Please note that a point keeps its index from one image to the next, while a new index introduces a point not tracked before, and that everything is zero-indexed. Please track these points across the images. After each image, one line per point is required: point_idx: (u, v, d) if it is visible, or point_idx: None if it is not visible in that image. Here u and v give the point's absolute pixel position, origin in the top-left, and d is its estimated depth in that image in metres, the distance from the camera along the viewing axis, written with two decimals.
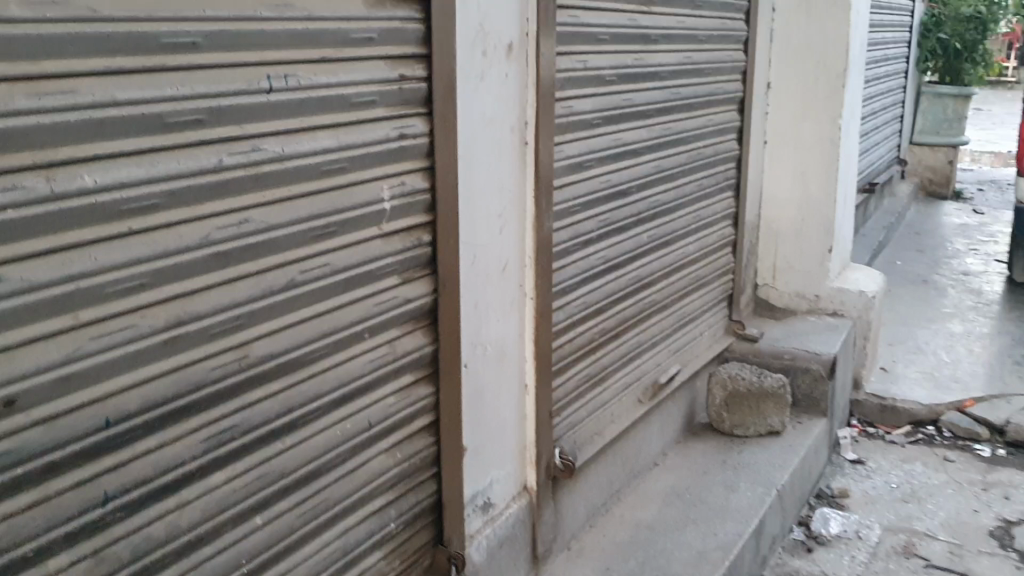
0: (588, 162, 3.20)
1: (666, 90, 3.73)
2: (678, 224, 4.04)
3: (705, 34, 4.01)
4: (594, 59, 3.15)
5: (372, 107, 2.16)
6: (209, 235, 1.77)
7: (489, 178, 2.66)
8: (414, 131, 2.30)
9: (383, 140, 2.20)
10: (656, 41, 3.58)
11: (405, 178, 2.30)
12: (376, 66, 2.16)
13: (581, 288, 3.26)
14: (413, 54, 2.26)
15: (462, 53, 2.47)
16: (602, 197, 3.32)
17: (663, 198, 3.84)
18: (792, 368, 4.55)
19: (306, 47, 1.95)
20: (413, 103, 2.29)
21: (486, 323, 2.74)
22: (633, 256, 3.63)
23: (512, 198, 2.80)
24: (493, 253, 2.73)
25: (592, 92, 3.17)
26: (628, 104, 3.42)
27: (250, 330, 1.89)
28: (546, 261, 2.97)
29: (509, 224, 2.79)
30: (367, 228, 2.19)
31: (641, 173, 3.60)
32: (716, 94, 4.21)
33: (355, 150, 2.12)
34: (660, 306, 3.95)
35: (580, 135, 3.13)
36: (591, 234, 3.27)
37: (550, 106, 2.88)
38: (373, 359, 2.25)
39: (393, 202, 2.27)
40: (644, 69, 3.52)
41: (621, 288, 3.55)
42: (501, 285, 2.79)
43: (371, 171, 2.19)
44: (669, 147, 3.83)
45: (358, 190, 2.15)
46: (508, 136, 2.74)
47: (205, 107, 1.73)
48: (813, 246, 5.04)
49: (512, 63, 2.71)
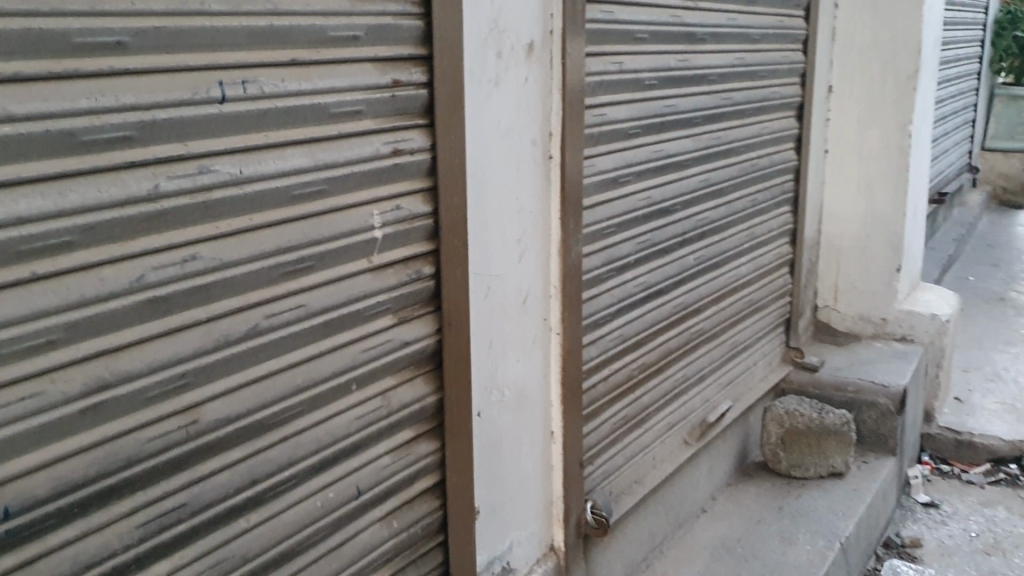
0: (626, 177, 2.83)
1: (715, 95, 3.35)
2: (730, 243, 3.65)
3: (760, 32, 3.61)
4: (632, 60, 2.79)
5: (356, 118, 1.83)
6: (142, 277, 1.43)
7: (505, 200, 2.32)
8: (411, 146, 1.96)
9: (372, 158, 1.87)
10: (703, 40, 3.20)
11: (400, 202, 1.97)
12: (361, 71, 1.83)
13: (617, 319, 2.90)
14: (408, 55, 1.93)
15: (473, 55, 2.13)
16: (641, 216, 2.95)
17: (712, 216, 3.46)
18: (856, 403, 4.11)
19: (270, 47, 1.62)
20: (409, 113, 1.95)
21: (503, 365, 2.39)
22: (678, 281, 3.26)
23: (535, 220, 2.44)
24: (512, 285, 2.39)
25: (629, 98, 2.80)
26: (671, 111, 3.05)
27: (202, 390, 1.56)
28: (576, 291, 2.61)
29: (530, 251, 2.44)
30: (354, 261, 1.86)
31: (687, 188, 3.23)
32: (773, 99, 3.81)
33: (335, 169, 1.79)
34: (709, 335, 3.56)
35: (616, 147, 2.77)
36: (629, 257, 2.91)
37: (579, 114, 2.52)
38: (364, 415, 1.91)
39: (387, 229, 1.93)
40: (691, 72, 3.14)
41: (664, 317, 3.17)
42: (520, 320, 2.44)
43: (356, 194, 1.85)
44: (719, 158, 3.45)
45: (340, 216, 1.81)
46: (529, 150, 2.39)
47: (135, 122, 1.40)
48: (878, 265, 4.61)
49: (534, 66, 2.36)
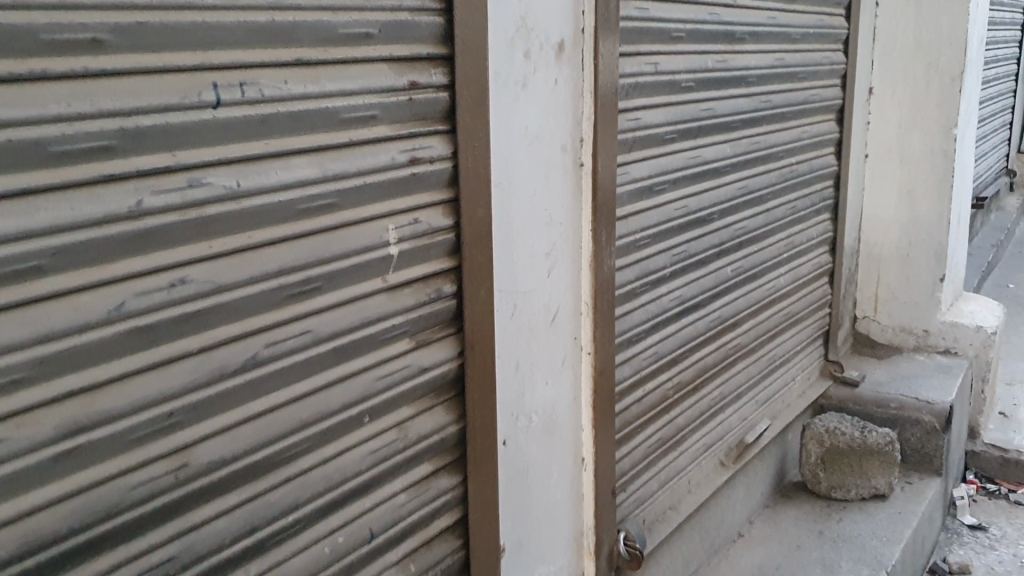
0: (660, 185, 2.66)
1: (754, 98, 3.17)
2: (768, 253, 3.46)
3: (800, 31, 3.43)
4: (668, 61, 2.61)
5: (370, 124, 1.67)
6: (124, 304, 1.28)
7: (533, 211, 2.15)
8: (430, 154, 1.80)
9: (386, 167, 1.71)
10: (742, 39, 3.02)
11: (419, 215, 1.80)
12: (375, 72, 1.67)
13: (652, 336, 2.72)
14: (426, 55, 1.77)
15: (499, 55, 1.96)
16: (677, 226, 2.77)
17: (750, 225, 3.28)
18: (899, 420, 3.87)
19: (272, 46, 1.46)
20: (429, 118, 1.79)
21: (531, 388, 2.21)
22: (715, 294, 3.07)
23: (565, 232, 2.27)
24: (540, 302, 2.22)
25: (664, 101, 2.62)
26: (708, 115, 2.87)
27: (192, 429, 1.40)
28: (608, 308, 2.43)
29: (560, 265, 2.27)
30: (368, 281, 1.70)
31: (724, 196, 3.04)
32: (812, 101, 3.62)
33: (346, 180, 1.63)
34: (746, 350, 3.37)
35: (650, 153, 2.59)
36: (664, 270, 2.73)
37: (612, 118, 2.35)
38: (378, 449, 1.75)
39: (404, 245, 1.77)
40: (728, 73, 2.96)
41: (700, 333, 2.99)
42: (550, 339, 2.26)
43: (370, 207, 1.69)
44: (757, 164, 3.27)
45: (353, 231, 1.65)
46: (559, 158, 2.21)
47: (114, 130, 1.24)
48: (921, 274, 4.40)
49: (565, 67, 2.19)
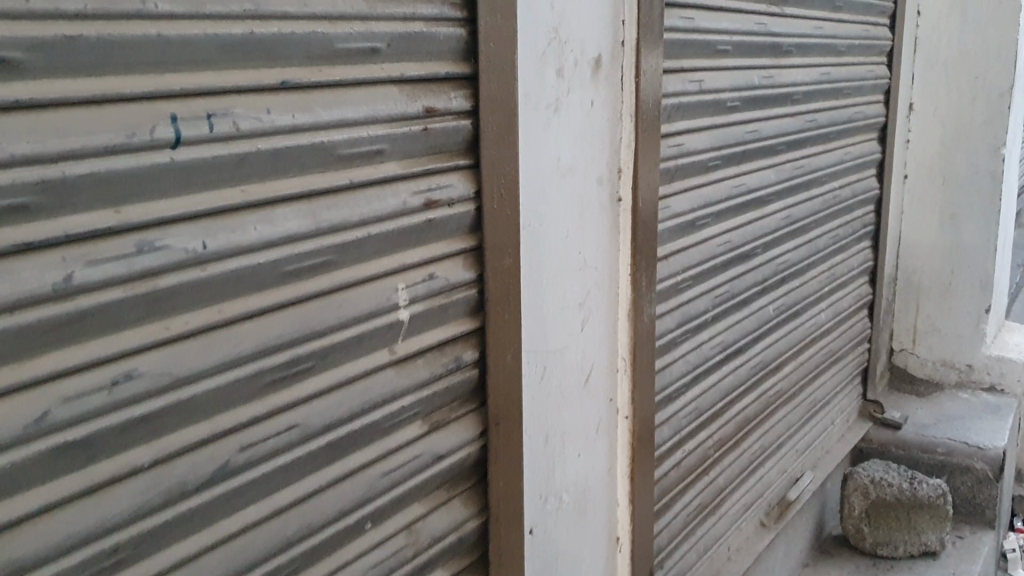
0: (703, 218, 2.33)
1: (799, 117, 2.85)
2: (810, 288, 3.14)
3: (846, 43, 3.11)
4: (713, 78, 2.29)
5: (375, 160, 1.35)
6: (47, 415, 0.98)
7: (565, 256, 1.82)
8: (448, 195, 1.48)
9: (396, 213, 1.38)
10: (788, 52, 2.71)
11: (435, 268, 1.47)
12: (383, 96, 1.35)
13: (692, 390, 2.40)
14: (445, 74, 1.45)
15: (529, 73, 1.64)
16: (719, 264, 2.45)
17: (793, 257, 2.96)
18: (948, 467, 3.57)
19: (246, 67, 1.15)
20: (447, 151, 1.47)
21: (562, 463, 1.89)
22: (756, 337, 2.75)
23: (600, 279, 1.95)
24: (572, 362, 1.89)
25: (708, 123, 2.30)
26: (754, 138, 2.55)
27: (137, 566, 1.10)
28: (648, 363, 2.11)
29: (595, 317, 1.95)
30: (372, 355, 1.37)
31: (768, 228, 2.72)
32: (857, 120, 3.30)
33: (345, 232, 1.30)
34: (788, 396, 3.05)
35: (692, 183, 2.27)
36: (705, 314, 2.40)
37: (654, 144, 2.02)
38: (382, 560, 1.43)
39: (417, 307, 1.44)
40: (774, 90, 2.65)
41: (742, 381, 2.67)
42: (583, 403, 1.94)
43: (376, 263, 1.37)
44: (801, 191, 2.95)
45: (354, 294, 1.33)
46: (595, 192, 1.89)
47: (33, 182, 0.94)
48: (963, 306, 4.06)
49: (601, 86, 1.87)
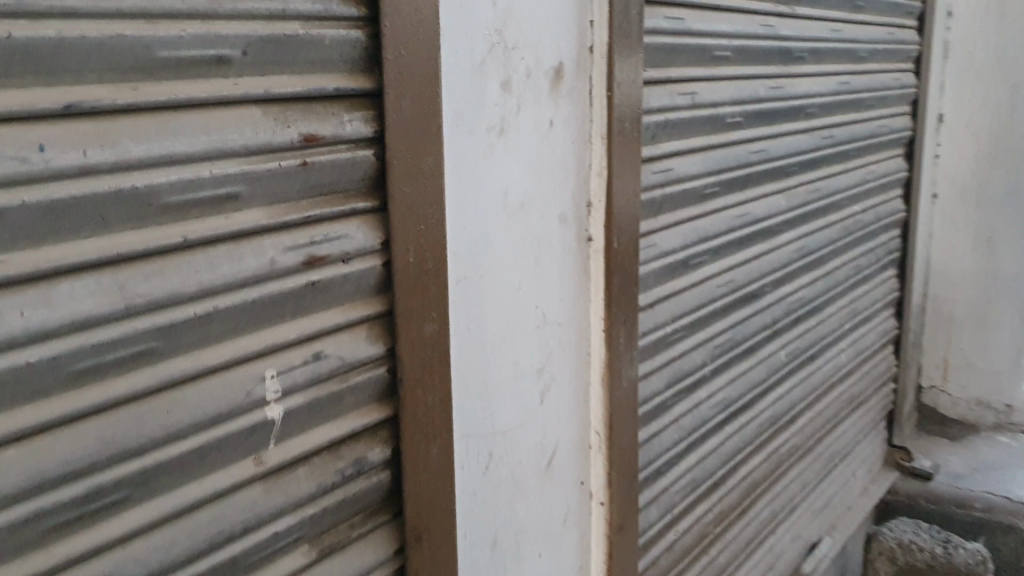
0: (698, 256, 1.97)
1: (814, 133, 2.48)
2: (828, 327, 2.77)
3: (868, 47, 2.73)
4: (708, 89, 1.93)
5: (227, 209, 0.98)
6: None
7: (517, 314, 1.45)
8: (341, 249, 1.11)
9: (259, 277, 1.02)
10: (801, 58, 2.34)
11: (324, 345, 1.12)
12: (238, 122, 0.98)
13: (684, 460, 2.05)
14: (336, 90, 1.08)
15: (461, 87, 1.28)
16: (720, 308, 2.09)
17: (808, 294, 2.59)
18: (987, 526, 3.18)
19: (4, 86, 0.79)
20: (338, 191, 1.11)
21: (518, 568, 1.54)
22: (764, 389, 2.39)
23: (564, 338, 1.58)
24: (528, 443, 1.52)
25: (704, 144, 1.94)
26: (760, 158, 2.19)
27: None
28: (629, 435, 1.75)
29: (558, 385, 1.58)
30: (225, 470, 1.03)
31: (778, 263, 2.36)
32: (881, 134, 2.93)
33: (175, 308, 0.94)
34: (799, 453, 2.70)
35: (685, 216, 1.91)
36: (703, 369, 2.05)
37: (634, 171, 1.65)
38: None
39: (294, 401, 1.09)
40: (784, 103, 2.28)
41: (745, 443, 2.32)
42: (545, 492, 1.59)
43: (230, 345, 1.01)
44: (818, 217, 2.59)
45: (190, 392, 0.97)
46: (556, 233, 1.53)
47: None
48: (1002, 339, 3.66)
49: (564, 102, 1.50)
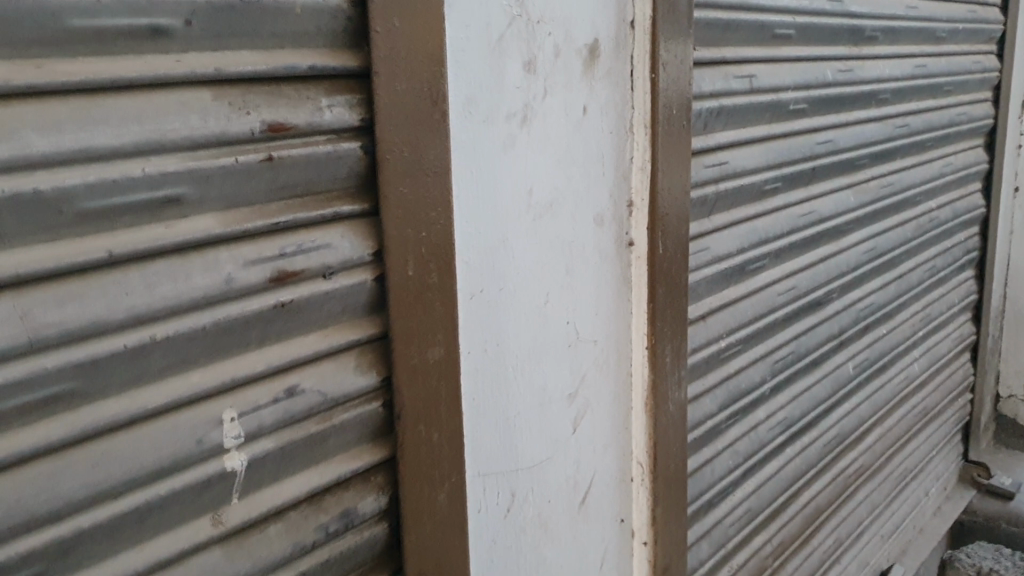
0: (758, 261, 1.75)
1: (887, 122, 2.23)
2: (900, 335, 2.52)
3: (947, 26, 2.47)
4: (769, 72, 1.71)
5: (169, 215, 0.80)
6: None
7: (543, 332, 1.25)
8: (321, 261, 0.93)
9: (210, 298, 0.84)
10: (874, 38, 2.10)
11: (301, 377, 0.93)
12: (180, 108, 0.80)
13: (740, 488, 1.83)
14: (312, 70, 0.89)
15: (474, 68, 1.07)
16: (781, 318, 1.86)
17: (879, 298, 2.35)
18: None
19: None
20: (317, 192, 0.92)
21: None
22: (829, 406, 2.16)
23: (601, 357, 1.37)
24: (559, 480, 1.32)
25: (764, 134, 1.72)
26: (827, 149, 1.96)
27: None
28: (677, 465, 1.54)
29: (594, 412, 1.37)
30: (174, 534, 0.84)
31: (846, 265, 2.12)
32: (960, 123, 2.66)
33: (98, 340, 0.76)
34: (868, 473, 2.46)
35: (742, 215, 1.68)
36: (762, 387, 1.83)
37: (682, 165, 1.43)
38: None
39: (261, 446, 0.90)
40: (854, 88, 2.04)
41: (808, 466, 2.09)
42: (579, 533, 1.38)
43: (176, 382, 0.83)
44: (890, 215, 2.34)
45: (125, 441, 0.79)
46: (590, 237, 1.31)
47: None
48: None
49: (599, 85, 1.28)
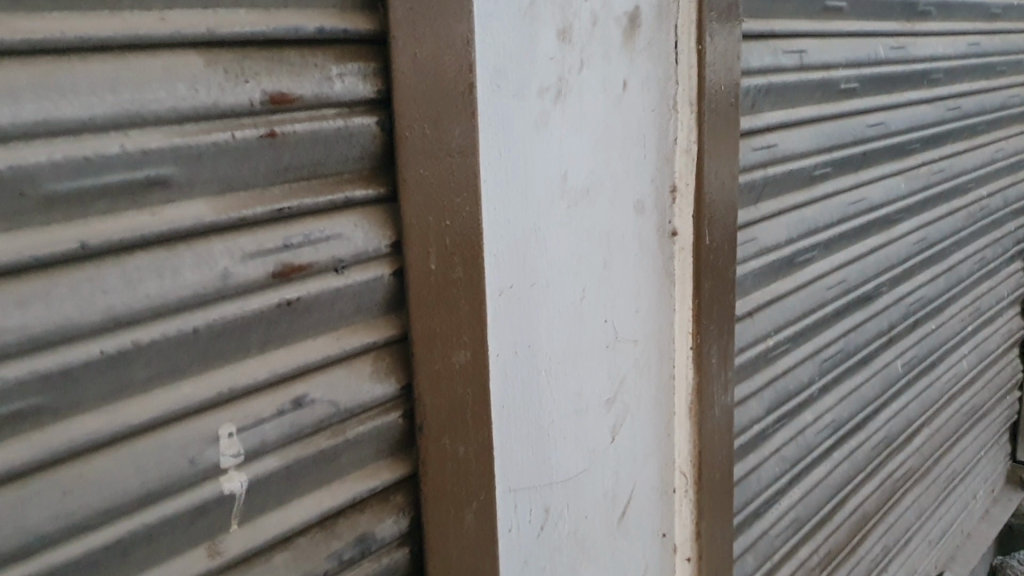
0: (807, 253, 1.62)
1: (938, 104, 2.09)
2: (949, 330, 2.38)
3: (1001, 2, 2.32)
4: (820, 48, 1.57)
5: (153, 199, 0.69)
6: None
7: (579, 332, 1.13)
8: (331, 253, 0.81)
9: (203, 296, 0.72)
10: (927, 13, 1.96)
11: (309, 385, 0.82)
12: (165, 75, 0.68)
13: (787, 496, 1.71)
14: (319, 32, 0.77)
15: (503, 35, 0.95)
16: (830, 314, 1.73)
17: (929, 292, 2.21)
18: None
19: None
20: (325, 175, 0.81)
21: None
22: (878, 406, 2.03)
23: (642, 358, 1.25)
24: (597, 494, 1.20)
25: (815, 114, 1.58)
26: (878, 132, 1.82)
27: None
28: (723, 475, 1.41)
29: (635, 418, 1.25)
30: (165, 568, 0.73)
31: (896, 256, 1.99)
32: (1013, 106, 2.51)
33: (67, 345, 0.65)
34: (917, 476, 2.32)
35: (792, 202, 1.56)
36: (810, 388, 1.70)
37: (729, 147, 1.31)
38: None
39: (263, 466, 0.79)
40: (906, 68, 1.90)
41: (856, 470, 1.96)
42: (618, 550, 1.26)
43: (164, 395, 0.71)
44: (941, 204, 2.20)
45: (103, 463, 0.68)
46: (631, 226, 1.19)
47: None
48: None
49: (641, 58, 1.16)
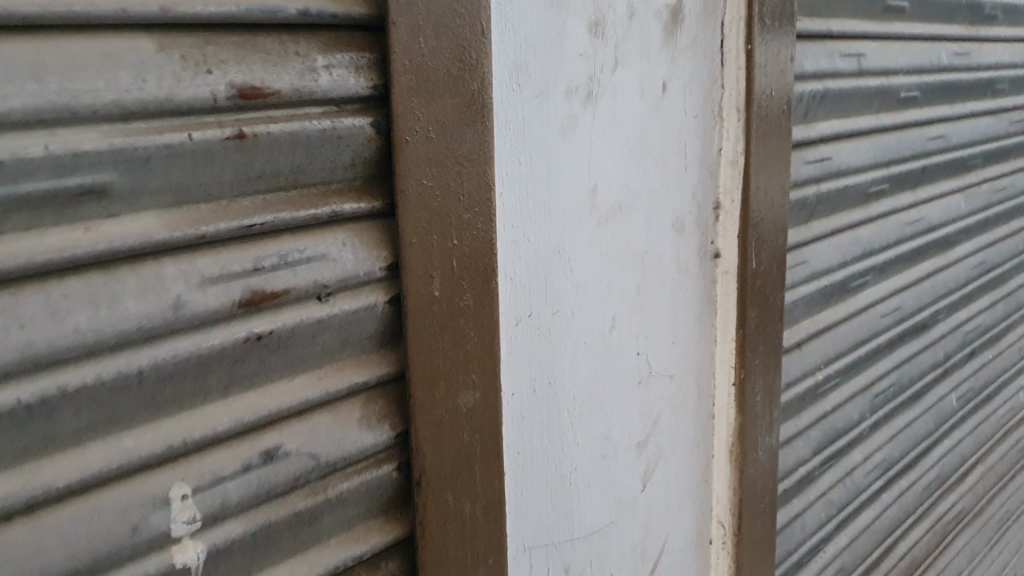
0: (862, 277, 1.47)
1: (1002, 116, 1.93)
2: (1007, 360, 2.21)
3: None
4: (880, 51, 1.43)
5: (89, 213, 0.57)
6: None
7: (607, 366, 0.99)
8: (313, 277, 0.69)
9: (150, 330, 0.60)
10: (992, 17, 1.80)
11: (283, 434, 0.69)
12: (105, 62, 0.56)
13: (834, 542, 1.56)
14: (304, 14, 0.65)
15: (525, 25, 0.82)
16: (884, 343, 1.58)
17: (988, 319, 2.05)
18: None
19: None
20: (307, 184, 0.68)
21: None
22: (932, 442, 1.87)
23: (678, 395, 1.11)
24: (624, 548, 1.06)
25: (872, 124, 1.44)
26: (939, 146, 1.67)
27: None
28: (766, 524, 1.27)
29: (669, 463, 1.11)
30: None
31: (955, 281, 1.84)
32: None
33: None
34: (970, 516, 2.16)
35: (846, 222, 1.41)
36: (861, 425, 1.55)
37: (780, 158, 1.16)
38: None
39: (226, 532, 0.66)
40: (970, 76, 1.75)
41: (907, 512, 1.81)
42: None
43: (101, 451, 0.59)
44: (1002, 224, 2.04)
45: (20, 536, 0.55)
46: (668, 246, 1.05)
47: None
48: None
49: (682, 56, 1.02)
